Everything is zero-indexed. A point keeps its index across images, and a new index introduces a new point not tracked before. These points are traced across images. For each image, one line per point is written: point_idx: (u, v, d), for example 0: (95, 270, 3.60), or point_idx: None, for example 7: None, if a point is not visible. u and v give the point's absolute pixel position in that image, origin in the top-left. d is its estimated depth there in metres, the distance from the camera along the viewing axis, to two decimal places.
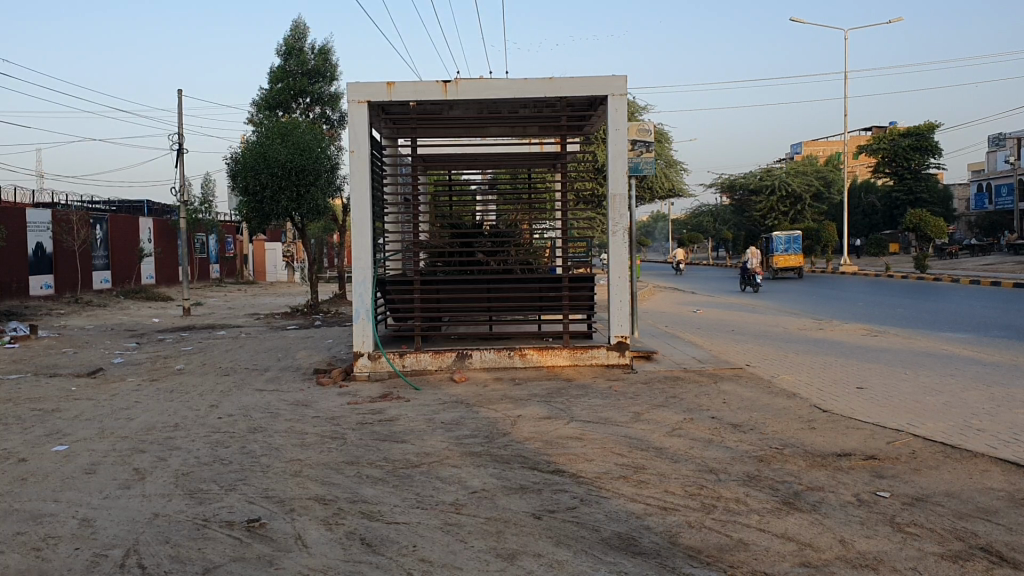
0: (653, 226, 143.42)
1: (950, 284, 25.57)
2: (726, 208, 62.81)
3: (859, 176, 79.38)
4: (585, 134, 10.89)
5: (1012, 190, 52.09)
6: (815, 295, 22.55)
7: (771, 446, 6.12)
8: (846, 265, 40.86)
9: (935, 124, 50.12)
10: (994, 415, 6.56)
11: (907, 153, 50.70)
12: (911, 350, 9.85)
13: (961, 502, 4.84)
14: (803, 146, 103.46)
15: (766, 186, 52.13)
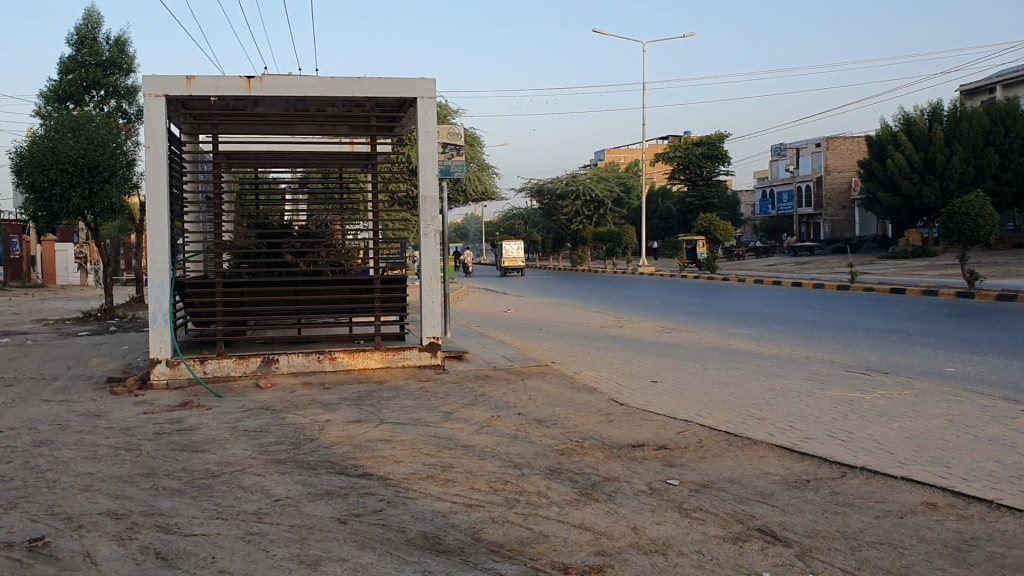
0: (467, 222, 145.07)
1: (739, 284, 27.37)
2: (535, 212, 64.75)
3: (657, 181, 83.94)
4: (397, 135, 10.80)
5: (791, 197, 56.92)
6: (617, 295, 23.50)
7: (571, 439, 6.36)
8: (646, 266, 42.82)
9: (724, 134, 52.77)
10: (774, 404, 7.09)
11: (700, 161, 53.28)
12: (701, 345, 10.50)
13: (741, 487, 5.21)
14: (607, 152, 107.72)
15: (572, 191, 53.71)
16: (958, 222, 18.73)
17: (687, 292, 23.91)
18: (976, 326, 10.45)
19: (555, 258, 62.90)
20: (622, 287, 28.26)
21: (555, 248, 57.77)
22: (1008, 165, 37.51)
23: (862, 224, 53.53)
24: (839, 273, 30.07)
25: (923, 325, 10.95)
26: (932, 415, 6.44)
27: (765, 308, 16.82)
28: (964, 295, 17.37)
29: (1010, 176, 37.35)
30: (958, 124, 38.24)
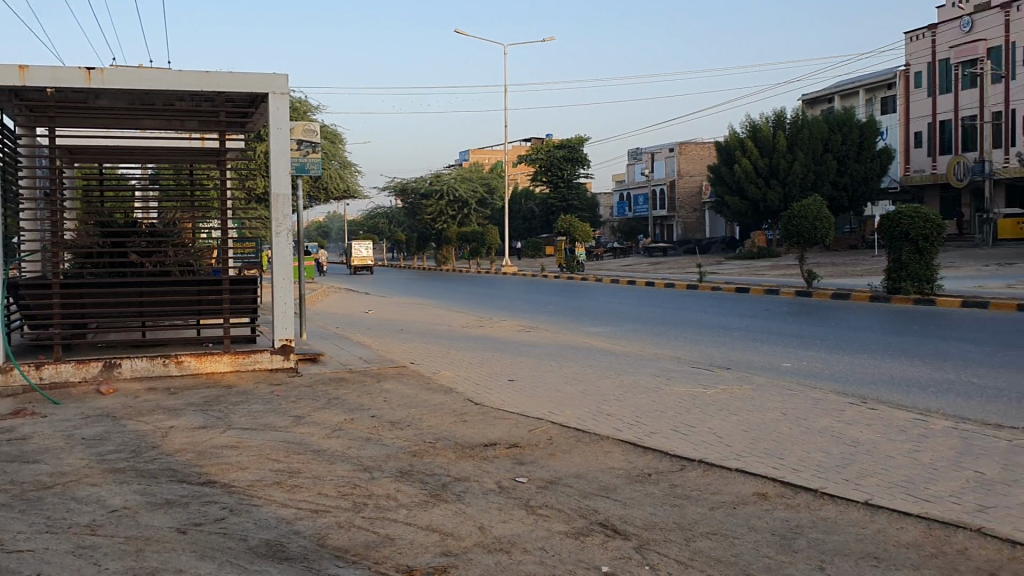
0: (330, 220, 142.90)
1: (597, 284, 27.80)
2: (398, 211, 64.41)
3: (520, 182, 85.01)
4: (250, 131, 10.53)
5: (646, 200, 58.74)
6: (478, 295, 23.62)
7: (423, 440, 6.35)
8: (509, 266, 43.24)
9: (583, 138, 54.06)
10: (623, 400, 7.28)
11: (561, 164, 54.32)
12: (557, 344, 10.70)
13: (586, 482, 5.32)
14: (471, 152, 108.23)
15: (436, 191, 53.62)
16: (797, 224, 19.74)
17: (545, 292, 24.37)
18: (814, 323, 11.02)
19: (420, 257, 62.72)
20: (484, 286, 28.62)
21: (420, 249, 56.76)
22: (846, 171, 39.86)
23: (710, 225, 55.94)
24: (690, 272, 31.17)
25: (765, 323, 11.48)
26: (767, 409, 6.76)
27: (621, 307, 17.33)
28: (802, 293, 18.31)
29: (847, 181, 39.72)
30: (799, 132, 40.22)
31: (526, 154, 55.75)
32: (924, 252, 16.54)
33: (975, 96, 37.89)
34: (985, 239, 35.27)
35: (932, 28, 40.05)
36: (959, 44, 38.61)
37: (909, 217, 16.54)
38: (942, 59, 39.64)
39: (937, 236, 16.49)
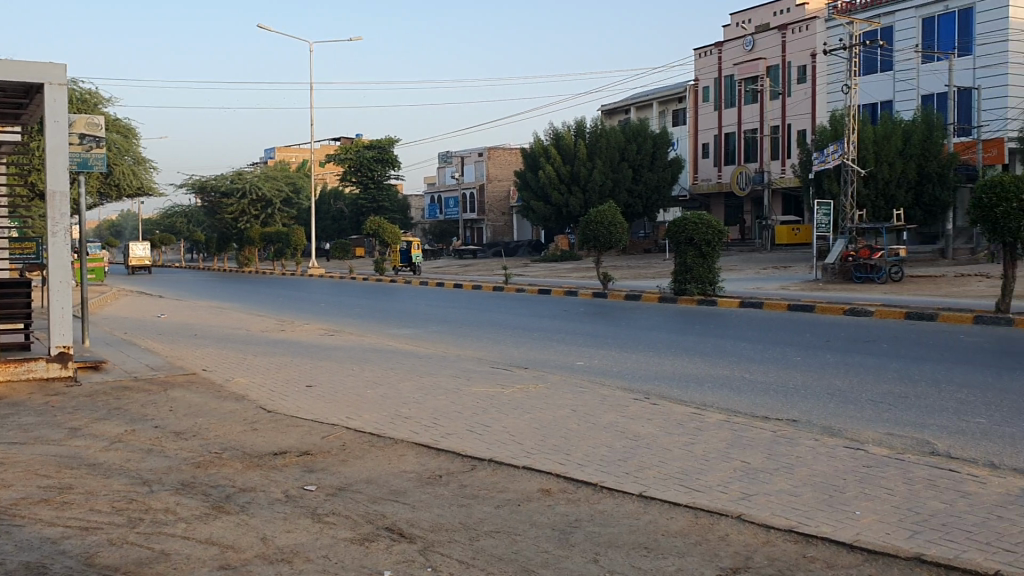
0: (126, 217, 135.08)
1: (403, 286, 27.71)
2: (196, 210, 61.55)
3: (328, 181, 83.50)
4: (24, 123, 9.81)
5: (456, 203, 59.41)
6: (279, 298, 23.00)
7: (209, 450, 6.13)
8: (314, 267, 42.18)
9: (394, 140, 54.52)
10: (421, 402, 7.31)
11: (370, 164, 54.11)
12: (360, 347, 10.61)
13: (375, 487, 5.30)
14: (277, 150, 105.16)
15: (236, 189, 51.48)
16: (594, 229, 20.49)
17: (350, 292, 25.01)
18: (609, 323, 11.47)
19: (222, 258, 60.32)
20: (288, 288, 28.14)
21: (220, 249, 54.35)
22: (640, 179, 42.06)
23: (519, 228, 57.66)
24: (496, 275, 31.69)
25: (565, 322, 11.84)
26: (558, 406, 6.99)
27: (424, 308, 17.73)
28: (598, 294, 19.07)
29: (641, 189, 41.94)
30: (597, 140, 41.82)
31: (333, 154, 55.02)
32: (706, 257, 17.55)
33: (756, 112, 40.77)
34: (765, 243, 38.16)
35: (717, 45, 42.54)
36: (742, 61, 41.26)
37: (693, 224, 17.45)
38: (727, 75, 42.31)
39: (718, 241, 17.52)
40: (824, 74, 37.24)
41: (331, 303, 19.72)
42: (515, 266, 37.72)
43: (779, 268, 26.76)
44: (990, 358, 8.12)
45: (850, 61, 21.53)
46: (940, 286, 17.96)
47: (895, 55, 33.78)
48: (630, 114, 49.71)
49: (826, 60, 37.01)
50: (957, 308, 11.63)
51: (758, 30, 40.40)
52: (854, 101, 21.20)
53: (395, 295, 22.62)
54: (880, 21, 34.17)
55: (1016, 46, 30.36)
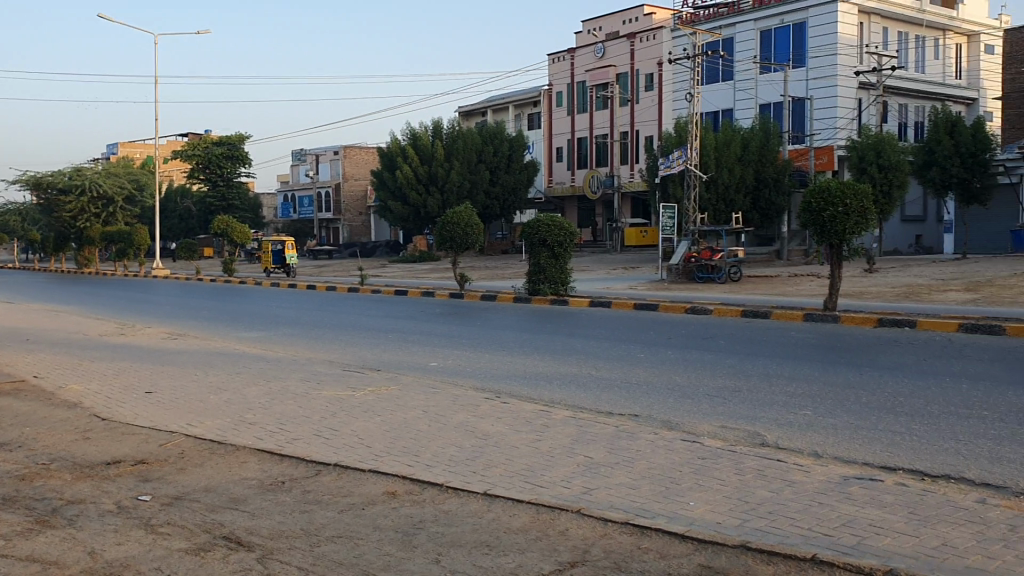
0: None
1: (254, 288, 26.97)
2: (29, 208, 57.93)
3: (175, 179, 80.35)
4: None
5: (312, 202, 58.45)
6: (121, 301, 21.93)
7: (35, 463, 5.81)
8: (159, 269, 40.30)
9: (244, 136, 52.93)
10: (266, 407, 7.15)
11: (220, 161, 52.40)
12: (206, 350, 10.28)
13: (215, 495, 5.16)
14: (120, 145, 100.41)
15: (74, 185, 48.43)
16: (450, 230, 20.53)
17: (198, 294, 24.17)
18: (463, 324, 11.54)
19: (57, 259, 57.02)
20: (129, 291, 26.88)
21: (57, 249, 51.21)
22: (497, 180, 42.53)
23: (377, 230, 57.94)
24: (350, 276, 31.27)
25: (419, 324, 11.84)
26: (408, 408, 6.97)
27: (275, 310, 17.34)
28: (455, 294, 19.17)
29: (498, 190, 42.39)
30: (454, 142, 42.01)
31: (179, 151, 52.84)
32: (558, 257, 17.86)
33: (606, 117, 41.79)
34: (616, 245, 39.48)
35: (570, 50, 43.35)
36: (593, 67, 42.19)
37: (546, 226, 17.88)
38: (579, 81, 43.23)
39: (570, 242, 18.03)
40: (670, 82, 38.43)
41: (176, 306, 19.00)
42: (372, 266, 38.25)
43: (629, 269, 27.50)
44: (817, 353, 8.63)
45: (693, 70, 22.34)
46: (776, 286, 18.95)
47: (735, 66, 35.40)
48: (487, 116, 50.08)
49: (671, 68, 38.15)
50: (788, 306, 12.29)
51: (607, 37, 41.42)
52: (697, 109, 22.02)
53: (248, 297, 21.98)
54: (722, 33, 35.99)
55: (845, 60, 32.28)
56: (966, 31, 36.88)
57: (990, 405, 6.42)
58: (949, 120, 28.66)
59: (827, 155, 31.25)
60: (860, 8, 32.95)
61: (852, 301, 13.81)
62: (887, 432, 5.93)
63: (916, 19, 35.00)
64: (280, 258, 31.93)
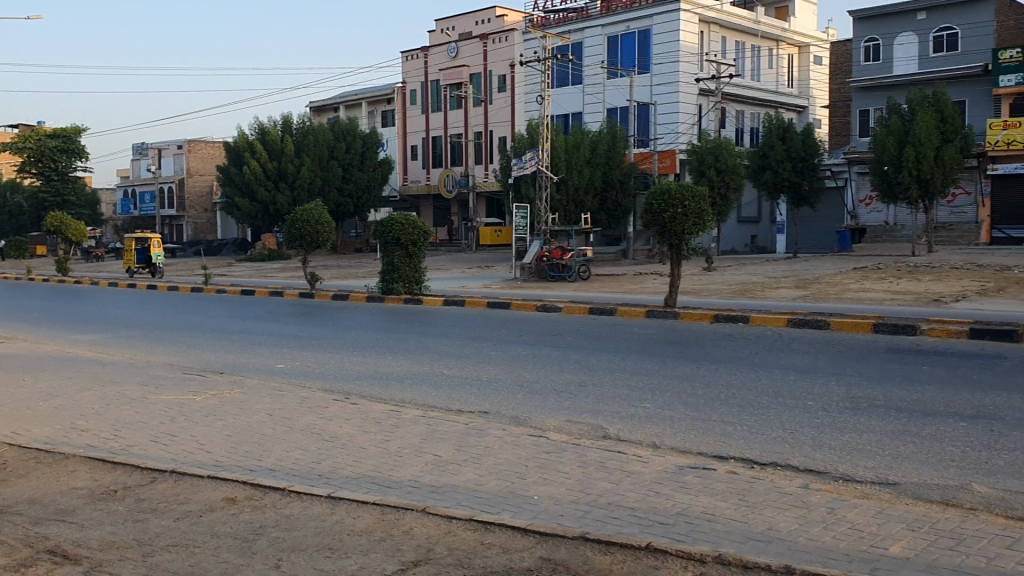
0: None
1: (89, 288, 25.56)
2: None
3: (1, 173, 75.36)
4: None
5: (154, 198, 56.07)
6: None
7: None
8: None
9: (80, 128, 50.20)
10: (101, 413, 6.83)
11: (54, 155, 49.50)
12: (35, 355, 9.72)
13: (41, 508, 4.90)
14: None
15: None
16: (300, 227, 20.14)
17: (26, 295, 22.74)
18: (313, 324, 11.38)
19: None
20: None
21: None
22: (350, 178, 42.18)
23: (223, 226, 56.13)
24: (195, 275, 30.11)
25: (267, 324, 11.58)
26: (253, 411, 6.81)
27: (111, 311, 16.55)
28: (304, 294, 18.84)
29: (352, 188, 42.02)
30: (304, 138, 41.24)
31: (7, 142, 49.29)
32: (412, 256, 17.87)
33: (461, 117, 42.01)
34: (470, 244, 39.78)
35: (423, 49, 43.32)
36: (446, 67, 42.32)
37: (400, 223, 17.90)
38: (433, 79, 43.25)
39: (423, 241, 18.09)
40: (522, 84, 39.21)
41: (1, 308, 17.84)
42: (218, 267, 35.76)
43: (481, 268, 27.65)
44: (659, 348, 8.98)
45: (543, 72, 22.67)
46: (622, 284, 19.51)
47: (584, 70, 36.19)
48: (340, 112, 49.33)
49: (522, 71, 38.92)
50: (633, 303, 12.70)
51: (460, 37, 41.72)
52: (548, 111, 22.39)
53: (83, 298, 20.82)
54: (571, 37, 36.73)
55: (687, 67, 33.62)
56: (797, 43, 39.02)
57: (813, 394, 6.85)
58: (779, 125, 29.98)
59: (669, 159, 32.94)
60: (700, 17, 34.27)
61: (691, 298, 14.39)
62: (719, 422, 6.24)
63: (752, 30, 36.73)
64: (144, 257, 29.32)
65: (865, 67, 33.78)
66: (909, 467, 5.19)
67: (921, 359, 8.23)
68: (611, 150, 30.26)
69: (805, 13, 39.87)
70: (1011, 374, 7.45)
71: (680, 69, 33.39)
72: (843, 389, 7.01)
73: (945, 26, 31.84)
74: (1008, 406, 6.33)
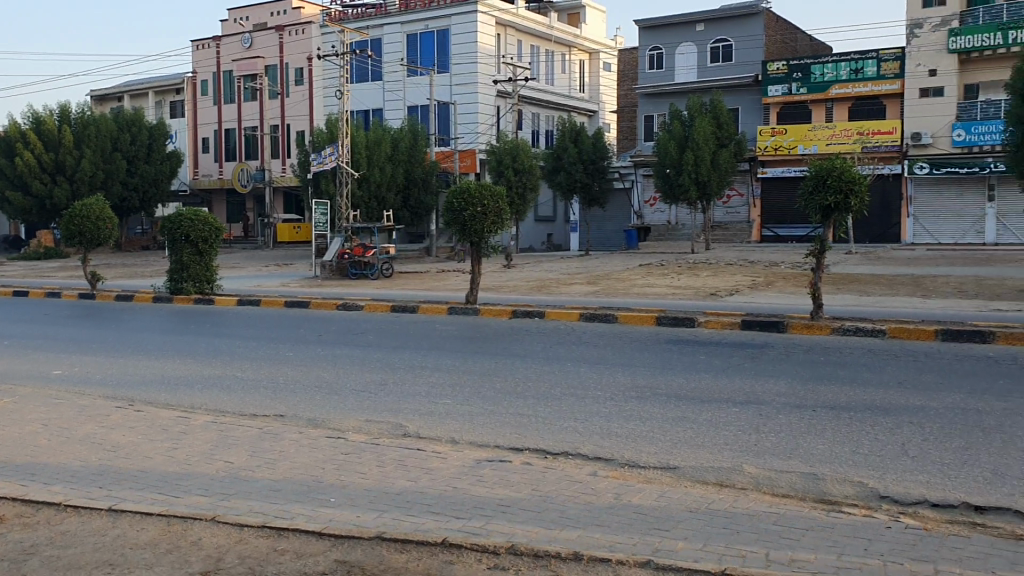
0: None
1: None
2: None
3: None
4: None
5: None
6: None
7: None
8: None
9: None
10: None
11: None
12: None
13: None
14: None
15: None
16: (78, 224, 18.83)
17: None
18: (91, 327, 10.67)
19: None
20: None
21: None
22: (135, 171, 39.94)
23: None
24: None
25: (38, 328, 10.75)
26: (25, 423, 6.32)
27: None
28: (84, 295, 17.64)
29: (137, 181, 39.79)
30: (84, 128, 38.59)
31: None
32: (203, 253, 17.15)
33: (256, 110, 40.75)
34: (266, 241, 39.29)
35: (215, 38, 41.66)
36: (239, 58, 40.85)
37: (188, 220, 17.14)
38: (225, 70, 41.66)
39: (215, 238, 17.42)
40: (320, 78, 38.69)
41: None
42: None
43: (280, 266, 26.91)
44: (457, 344, 9.10)
45: (341, 67, 22.32)
46: (423, 281, 19.54)
47: (383, 67, 35.96)
48: (123, 102, 46.47)
49: (320, 65, 38.44)
50: (434, 301, 12.79)
51: (254, 28, 40.35)
52: (347, 106, 22.09)
53: None
54: (369, 33, 36.23)
55: (484, 68, 34.34)
56: (587, 49, 40.56)
57: (601, 385, 7.16)
58: (573, 128, 31.17)
59: (470, 158, 33.97)
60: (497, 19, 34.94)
61: (489, 295, 14.65)
62: (515, 415, 6.40)
63: (546, 34, 37.79)
64: None
65: (650, 75, 35.52)
66: (687, 451, 5.52)
67: (698, 349, 8.77)
68: (412, 148, 30.24)
69: (595, 20, 41.30)
70: (776, 361, 8.08)
71: (478, 69, 34.00)
72: (629, 378, 7.39)
73: (721, 37, 34.14)
74: (773, 391, 6.87)
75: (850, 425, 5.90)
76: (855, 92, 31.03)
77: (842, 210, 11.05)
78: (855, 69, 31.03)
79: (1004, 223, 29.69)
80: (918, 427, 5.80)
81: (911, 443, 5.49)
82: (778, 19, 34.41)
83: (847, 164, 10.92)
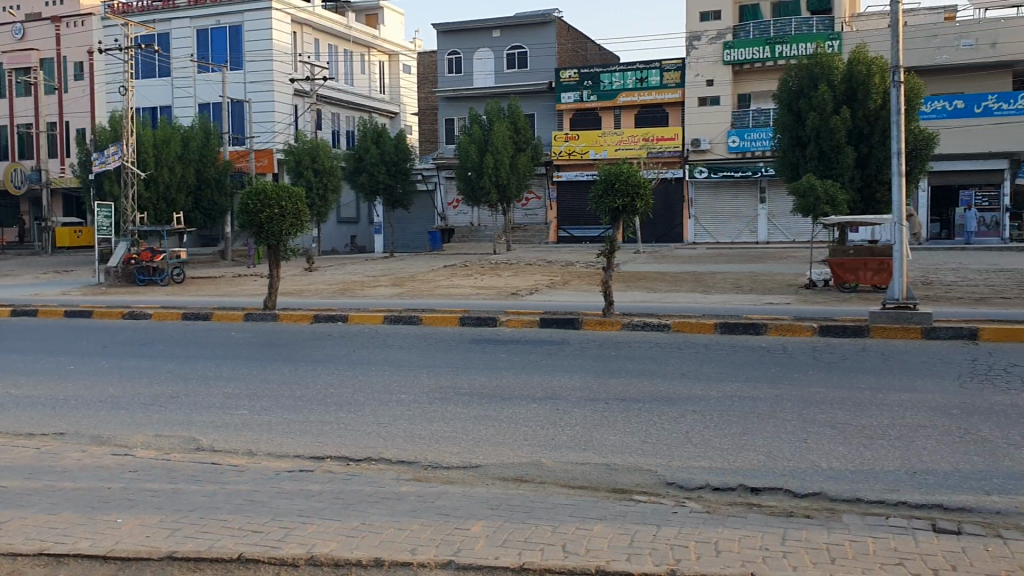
0: None
1: None
2: None
3: None
4: None
5: None
6: None
7: None
8: None
9: None
10: None
11: None
12: None
13: None
14: None
15: None
16: None
17: None
18: None
19: None
20: None
21: None
22: None
23: None
24: None
25: None
26: None
27: None
28: None
29: None
30: None
31: None
32: None
33: (31, 105, 37.86)
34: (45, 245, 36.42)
35: None
36: (10, 49, 37.79)
37: None
38: None
39: None
40: (102, 73, 36.50)
41: None
42: None
43: (58, 273, 25.05)
44: (258, 351, 8.84)
45: (125, 62, 21.09)
46: (217, 287, 18.79)
47: (172, 62, 34.33)
48: None
49: (102, 59, 36.27)
50: (229, 307, 12.36)
51: (26, 17, 37.50)
52: (131, 104, 20.92)
53: None
54: (156, 27, 34.44)
55: (279, 67, 33.52)
56: (387, 50, 40.41)
57: (403, 388, 7.16)
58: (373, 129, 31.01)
59: (267, 158, 32.92)
60: (292, 18, 34.29)
61: (290, 299, 14.33)
62: (314, 422, 6.28)
63: (343, 34, 37.32)
64: None
65: (448, 79, 35.92)
66: (487, 449, 5.61)
67: (501, 347, 8.94)
68: (205, 147, 29.09)
69: (393, 22, 41.17)
70: (574, 357, 8.37)
71: (273, 68, 33.19)
72: (432, 380, 7.41)
73: (516, 44, 34.96)
74: (570, 387, 7.11)
75: (639, 416, 6.20)
76: (640, 100, 32.63)
77: (631, 211, 11.56)
78: (640, 78, 32.58)
79: (775, 223, 32.00)
80: (701, 416, 6.16)
81: (694, 431, 5.83)
82: (569, 29, 35.68)
83: (632, 168, 11.43)
